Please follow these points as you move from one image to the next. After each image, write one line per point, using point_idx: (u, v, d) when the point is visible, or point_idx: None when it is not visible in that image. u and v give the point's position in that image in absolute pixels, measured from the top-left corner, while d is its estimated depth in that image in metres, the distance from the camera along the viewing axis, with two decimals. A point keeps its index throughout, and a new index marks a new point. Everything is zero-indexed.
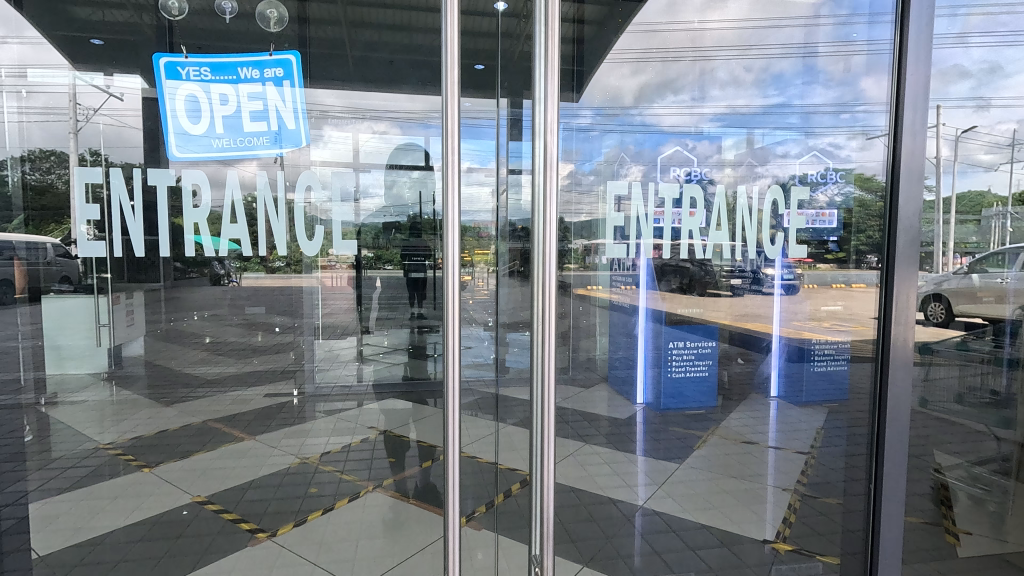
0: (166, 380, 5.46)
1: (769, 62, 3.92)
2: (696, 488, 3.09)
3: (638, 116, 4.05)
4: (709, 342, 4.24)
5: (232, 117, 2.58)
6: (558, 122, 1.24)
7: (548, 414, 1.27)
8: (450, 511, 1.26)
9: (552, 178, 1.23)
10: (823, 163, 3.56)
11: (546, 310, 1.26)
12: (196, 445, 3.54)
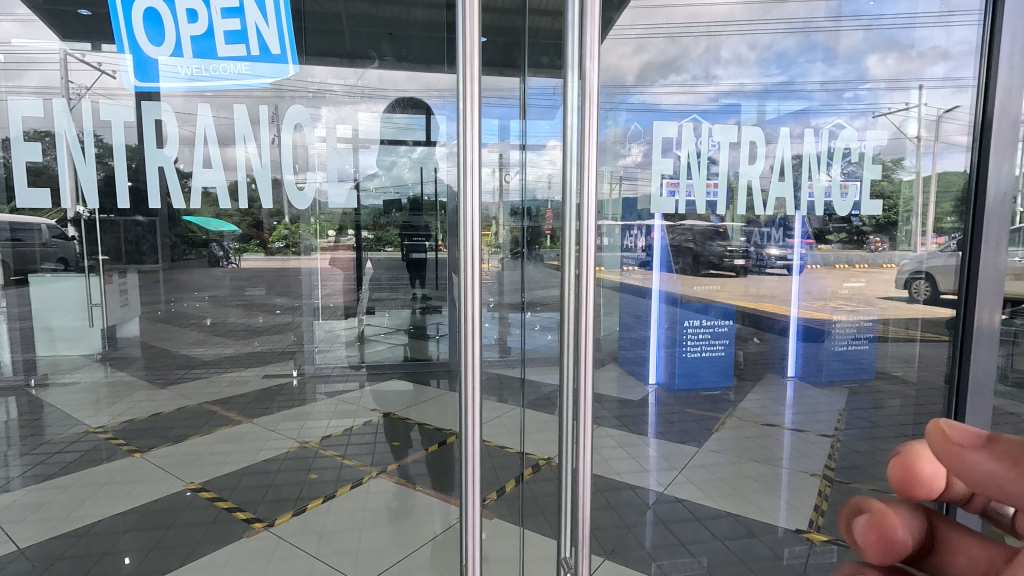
0: (163, 361, 5.31)
1: (773, 39, 4.07)
2: (716, 473, 2.93)
3: (638, 95, 3.81)
4: (726, 322, 4.19)
5: (204, 38, 2.09)
6: (600, 46, 1.00)
7: (585, 400, 1.07)
8: (465, 515, 1.01)
9: (591, 119, 1.01)
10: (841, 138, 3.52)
11: (583, 280, 1.04)
12: (191, 428, 3.38)
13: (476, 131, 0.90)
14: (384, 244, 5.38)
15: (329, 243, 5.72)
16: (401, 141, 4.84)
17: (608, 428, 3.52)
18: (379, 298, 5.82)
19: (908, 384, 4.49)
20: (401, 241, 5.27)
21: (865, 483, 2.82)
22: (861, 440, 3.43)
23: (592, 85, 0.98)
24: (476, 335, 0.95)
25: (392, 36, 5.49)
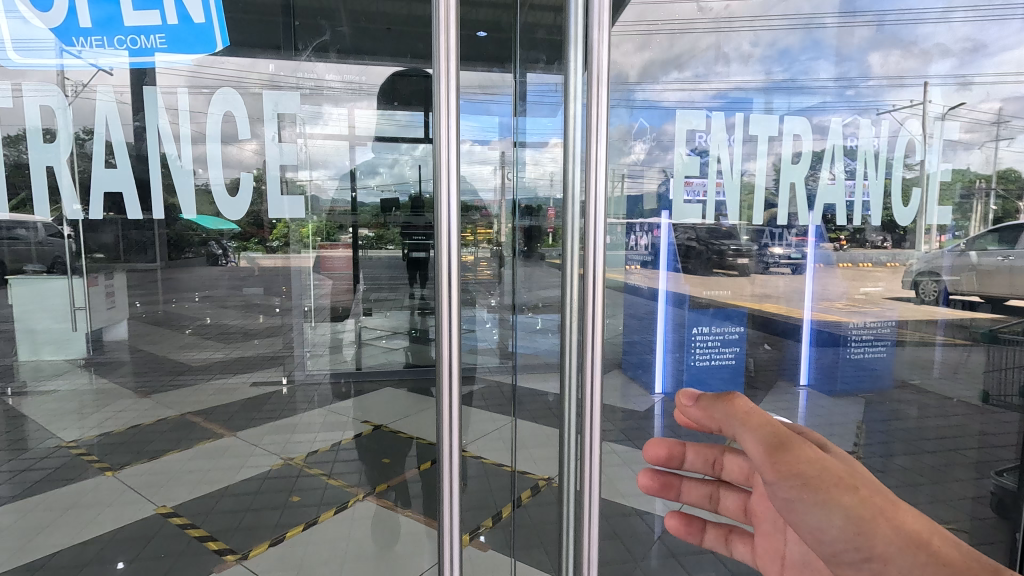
0: (150, 367, 5.11)
1: (777, 37, 3.86)
2: None
3: (639, 95, 3.58)
4: (737, 328, 3.75)
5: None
6: (607, 38, 0.99)
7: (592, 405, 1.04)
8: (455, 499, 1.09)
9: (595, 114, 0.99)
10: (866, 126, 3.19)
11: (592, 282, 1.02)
12: (170, 442, 3.18)
13: (454, 133, 1.01)
14: (385, 242, 5.16)
15: (324, 242, 5.38)
16: (403, 139, 4.74)
17: (613, 444, 3.32)
18: (381, 300, 5.54)
19: (929, 394, 4.25)
20: (400, 241, 5.02)
21: None
22: (883, 457, 3.21)
23: (596, 83, 0.98)
24: (455, 320, 1.04)
25: (389, 30, 5.30)
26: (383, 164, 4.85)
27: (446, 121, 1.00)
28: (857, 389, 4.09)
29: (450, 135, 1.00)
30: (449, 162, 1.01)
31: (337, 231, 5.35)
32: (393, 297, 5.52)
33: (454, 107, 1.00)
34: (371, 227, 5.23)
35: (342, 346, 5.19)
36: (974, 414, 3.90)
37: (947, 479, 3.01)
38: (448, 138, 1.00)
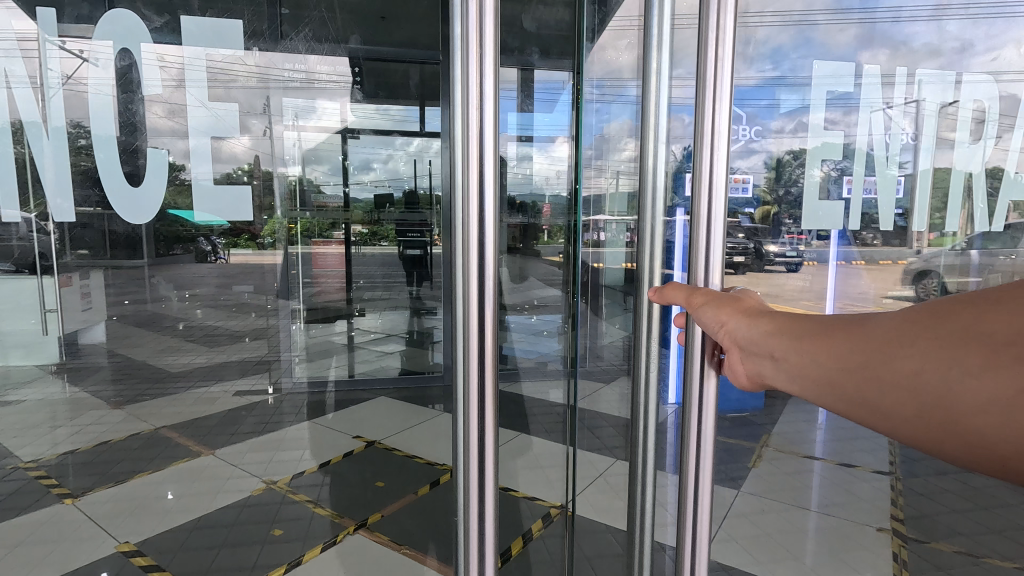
0: (128, 372, 4.81)
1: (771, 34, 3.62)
2: (760, 525, 2.47)
3: None
4: None
5: None
6: None
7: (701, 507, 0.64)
8: None
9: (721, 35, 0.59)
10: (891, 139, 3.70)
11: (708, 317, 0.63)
12: (141, 461, 2.89)
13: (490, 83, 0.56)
14: (378, 239, 4.90)
15: (316, 239, 4.83)
16: (399, 133, 4.70)
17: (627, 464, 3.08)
18: (375, 299, 5.14)
19: None
20: (396, 237, 4.83)
21: (947, 545, 2.33)
22: (921, 477, 2.96)
23: None
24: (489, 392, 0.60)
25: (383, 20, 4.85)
26: (377, 160, 4.73)
27: (477, 62, 0.55)
28: None
29: (485, 92, 0.56)
30: (476, 144, 0.56)
31: (327, 228, 4.83)
32: (383, 291, 5.12)
33: (493, 44, 0.56)
34: (365, 224, 4.88)
35: (334, 349, 4.91)
36: None
37: (999, 503, 2.74)
38: (471, 93, 0.56)
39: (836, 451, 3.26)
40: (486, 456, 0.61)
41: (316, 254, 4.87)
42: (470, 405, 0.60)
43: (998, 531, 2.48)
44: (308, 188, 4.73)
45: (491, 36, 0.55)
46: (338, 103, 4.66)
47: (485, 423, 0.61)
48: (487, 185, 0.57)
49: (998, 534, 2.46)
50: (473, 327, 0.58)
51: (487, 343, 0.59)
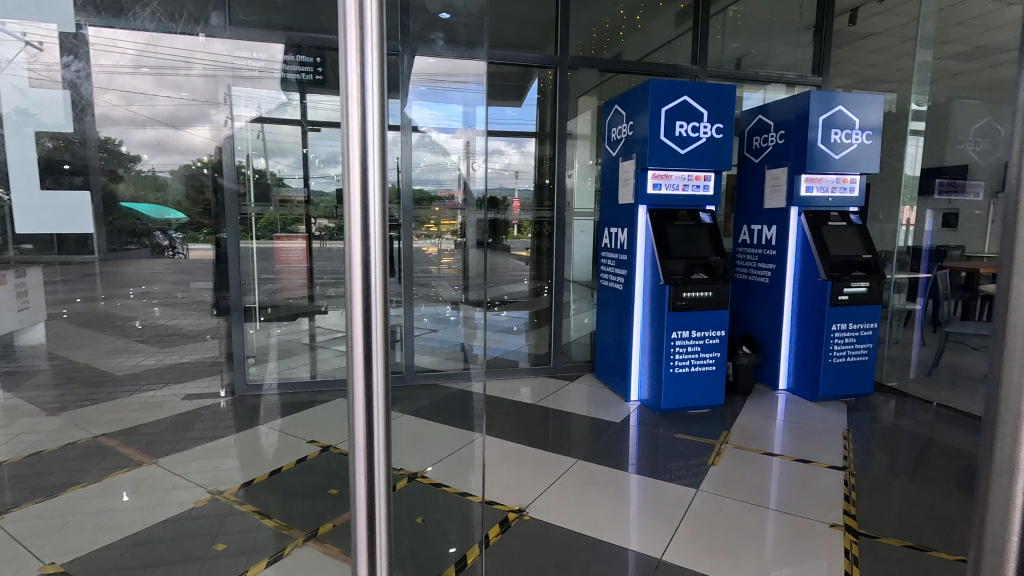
0: (68, 375, 4.55)
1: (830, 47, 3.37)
2: (716, 524, 2.51)
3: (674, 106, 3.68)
4: (718, 331, 3.79)
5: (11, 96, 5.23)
6: None
7: None
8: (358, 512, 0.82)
9: None
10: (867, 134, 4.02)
11: None
12: (75, 472, 2.72)
13: (367, 50, 0.73)
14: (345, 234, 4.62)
15: (278, 234, 4.57)
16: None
17: (591, 465, 3.08)
18: (339, 297, 4.68)
19: (910, 403, 4.15)
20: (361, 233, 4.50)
21: (897, 541, 2.38)
22: (874, 473, 3.04)
23: None
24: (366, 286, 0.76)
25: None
26: None
27: (358, 87, 0.73)
28: (837, 396, 4.06)
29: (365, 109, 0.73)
30: (359, 147, 0.74)
31: (290, 224, 4.62)
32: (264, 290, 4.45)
33: (375, 73, 0.74)
34: (329, 218, 4.67)
35: (294, 348, 4.67)
36: (956, 423, 3.80)
37: (948, 495, 2.82)
38: (354, 65, 0.73)
39: (794, 447, 3.32)
40: (373, 392, 0.79)
41: (279, 249, 4.59)
42: (357, 350, 0.78)
43: (944, 524, 2.55)
44: (270, 181, 4.52)
45: (370, 66, 0.73)
46: (299, 95, 4.44)
47: (367, 363, 0.78)
48: (370, 180, 0.75)
49: (945, 528, 2.52)
50: (358, 287, 0.76)
51: (367, 258, 0.76)
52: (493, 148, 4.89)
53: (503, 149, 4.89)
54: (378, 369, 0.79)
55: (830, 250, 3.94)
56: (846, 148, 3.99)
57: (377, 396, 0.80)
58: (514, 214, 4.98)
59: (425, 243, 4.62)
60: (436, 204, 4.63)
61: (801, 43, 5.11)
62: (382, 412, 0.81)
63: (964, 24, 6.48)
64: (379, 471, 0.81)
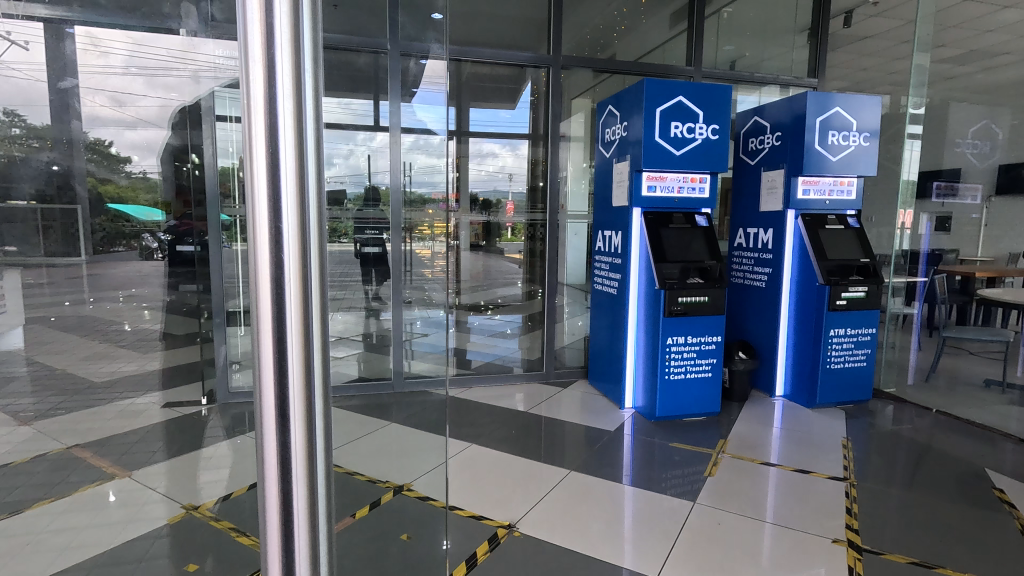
0: (44, 382, 4.41)
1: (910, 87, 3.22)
2: (714, 539, 2.41)
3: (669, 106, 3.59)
4: (714, 337, 3.71)
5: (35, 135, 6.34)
6: None
7: None
8: None
9: None
10: (861, 139, 3.97)
11: None
12: (43, 487, 2.59)
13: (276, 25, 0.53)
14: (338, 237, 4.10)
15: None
16: (359, 128, 4.32)
17: (584, 477, 2.97)
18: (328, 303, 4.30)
19: (908, 410, 4.08)
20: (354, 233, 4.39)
21: (902, 555, 2.29)
22: (875, 482, 2.95)
23: None
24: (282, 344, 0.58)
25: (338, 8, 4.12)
26: None
27: (264, 38, 0.53)
28: (835, 403, 3.98)
29: (273, 70, 0.53)
30: (265, 119, 0.54)
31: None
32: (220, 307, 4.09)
33: (288, 16, 0.53)
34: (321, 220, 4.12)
35: None
36: (955, 429, 3.72)
37: (951, 505, 2.74)
38: (257, 44, 0.53)
39: (791, 456, 3.24)
40: (291, 450, 0.60)
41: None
42: (268, 397, 0.59)
43: (948, 535, 2.46)
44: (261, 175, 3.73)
45: (279, 7, 0.52)
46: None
47: (281, 415, 0.59)
48: (283, 169, 0.55)
49: (949, 539, 2.43)
50: (267, 313, 0.57)
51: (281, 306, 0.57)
52: (486, 150, 4.85)
53: (496, 151, 4.84)
54: (298, 421, 0.60)
55: (828, 253, 3.88)
56: (842, 151, 3.93)
57: (298, 453, 0.60)
58: (508, 217, 4.85)
59: (417, 245, 4.52)
60: (429, 207, 4.51)
61: (796, 45, 5.05)
62: (304, 477, 0.61)
63: (958, 27, 6.45)
64: (302, 548, 0.61)
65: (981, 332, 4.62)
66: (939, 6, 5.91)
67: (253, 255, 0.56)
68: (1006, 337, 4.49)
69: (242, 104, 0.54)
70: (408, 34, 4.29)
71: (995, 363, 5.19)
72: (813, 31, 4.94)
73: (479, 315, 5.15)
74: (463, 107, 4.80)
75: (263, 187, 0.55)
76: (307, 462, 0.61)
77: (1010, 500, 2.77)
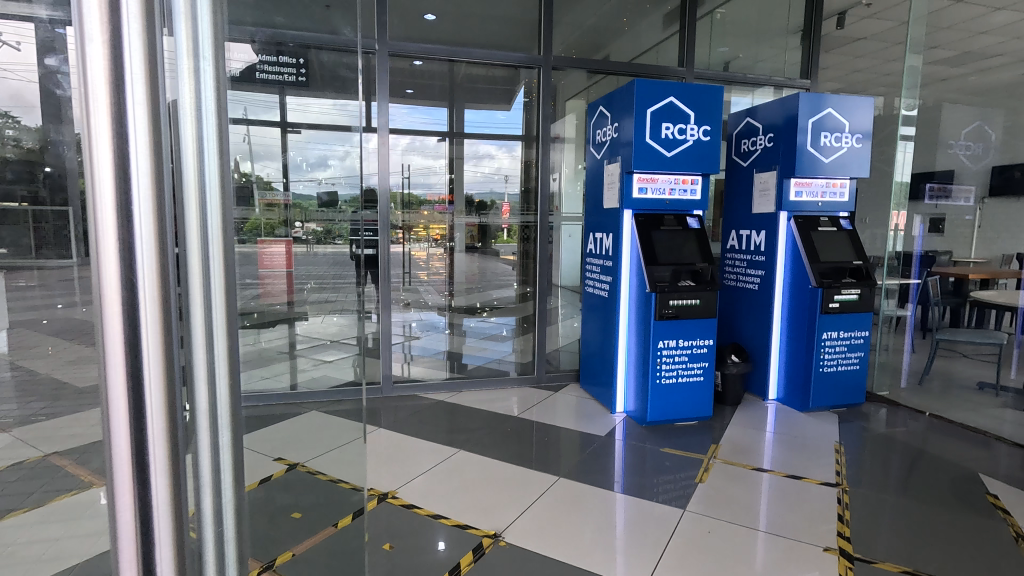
0: (27, 387, 4.33)
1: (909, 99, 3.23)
2: (705, 548, 2.36)
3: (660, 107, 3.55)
4: (705, 341, 3.67)
5: None
6: None
7: None
8: None
9: None
10: (854, 140, 3.94)
11: None
12: (17, 497, 2.52)
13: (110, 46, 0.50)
14: (332, 238, 4.40)
15: (263, 238, 4.18)
16: (355, 129, 4.35)
17: (574, 483, 2.93)
18: (319, 300, 4.74)
19: (902, 413, 4.05)
20: (349, 236, 4.41)
21: (894, 564, 2.25)
22: (868, 488, 2.91)
23: None
24: (135, 382, 0.55)
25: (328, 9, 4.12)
26: (335, 156, 4.33)
27: (101, 60, 0.50)
28: (828, 406, 3.95)
29: (121, 99, 0.51)
30: (104, 145, 0.51)
31: (279, 228, 4.23)
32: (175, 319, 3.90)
33: (129, 39, 0.51)
34: (317, 222, 4.33)
35: (269, 358, 4.50)
36: (949, 433, 3.69)
37: (944, 511, 2.70)
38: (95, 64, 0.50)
39: (783, 461, 3.20)
40: (150, 488, 0.57)
41: (263, 253, 4.22)
42: (121, 437, 0.56)
43: (940, 543, 2.42)
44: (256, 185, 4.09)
45: (118, 32, 0.50)
46: (277, 97, 4.18)
47: (136, 454, 0.56)
48: (134, 200, 0.53)
49: (942, 547, 2.39)
50: (114, 352, 0.54)
51: (132, 339, 0.54)
52: (482, 152, 4.74)
53: (493, 153, 4.74)
54: (159, 482, 0.58)
55: (821, 255, 3.84)
56: (834, 153, 3.90)
57: (158, 494, 0.58)
58: (503, 219, 4.79)
59: (415, 247, 4.66)
60: (425, 208, 4.69)
61: (789, 46, 5.03)
62: (168, 533, 0.59)
63: (951, 29, 6.44)
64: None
65: (976, 335, 4.59)
66: (932, 8, 5.90)
67: (100, 293, 0.53)
68: (1000, 339, 4.46)
69: (79, 129, 0.50)
70: (398, 32, 4.23)
71: (989, 366, 5.16)
72: (807, 32, 4.95)
73: (475, 317, 5.06)
74: (460, 108, 4.65)
75: (109, 248, 0.52)
76: (172, 503, 0.59)
77: (1005, 506, 2.73)
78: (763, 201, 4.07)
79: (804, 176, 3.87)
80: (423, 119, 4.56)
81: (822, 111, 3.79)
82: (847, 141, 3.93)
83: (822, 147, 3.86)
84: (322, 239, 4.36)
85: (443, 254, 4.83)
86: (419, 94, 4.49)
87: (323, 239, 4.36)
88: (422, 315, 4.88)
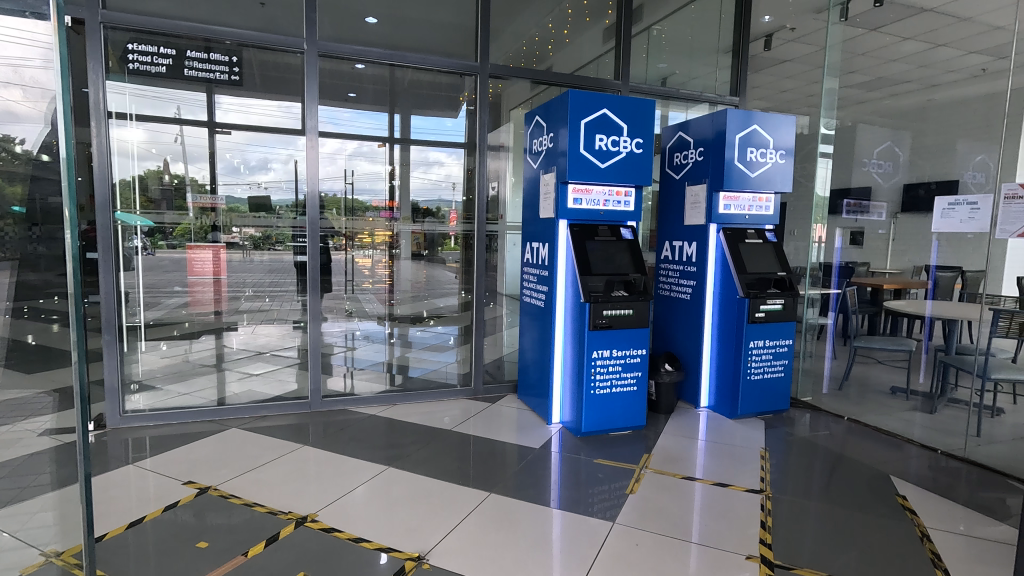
0: None
1: None
2: (630, 562, 2.34)
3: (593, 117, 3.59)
4: (638, 351, 3.72)
5: None
6: None
7: None
8: None
9: None
10: (778, 163, 4.12)
11: None
12: None
13: None
14: (271, 244, 4.17)
15: (192, 242, 4.11)
16: (297, 133, 4.11)
17: (505, 499, 2.86)
18: (255, 309, 4.33)
19: (823, 418, 4.23)
20: (293, 241, 4.17)
21: (811, 569, 2.30)
22: (790, 493, 3.00)
23: None
24: None
25: (263, 6, 3.88)
26: (276, 159, 4.12)
27: None
28: (754, 413, 4.08)
29: None
30: None
31: (210, 232, 4.14)
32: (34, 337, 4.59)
33: None
34: (254, 227, 4.19)
35: (192, 371, 4.24)
36: (866, 437, 3.88)
37: (858, 514, 2.80)
38: None
39: (712, 470, 3.25)
40: None
41: (190, 257, 4.11)
42: None
43: (856, 546, 2.49)
44: (189, 187, 4.05)
45: None
46: (205, 95, 3.95)
47: None
48: None
49: (856, 550, 2.46)
50: None
51: None
52: (431, 159, 4.62)
53: (442, 159, 4.64)
54: None
55: (747, 267, 3.97)
56: (760, 173, 4.06)
57: None
58: (451, 226, 4.69)
59: (358, 254, 4.49)
60: (369, 215, 4.52)
61: (720, 65, 5.22)
62: None
63: (866, 55, 6.89)
64: None
65: (888, 342, 4.88)
66: (848, 36, 6.31)
67: None
68: (910, 346, 4.75)
69: None
70: (329, 32, 4.05)
71: (901, 372, 5.51)
72: (736, 52, 5.17)
73: (419, 325, 4.84)
74: (405, 113, 4.52)
75: None
76: None
77: (912, 508, 2.87)
78: (695, 214, 4.17)
79: (732, 192, 4.00)
80: (367, 125, 4.41)
81: (749, 131, 3.95)
82: (772, 162, 4.10)
83: (751, 168, 4.01)
84: (261, 245, 4.17)
85: (386, 261, 4.67)
86: (362, 98, 4.33)
87: (262, 245, 4.17)
88: (364, 324, 4.71)
